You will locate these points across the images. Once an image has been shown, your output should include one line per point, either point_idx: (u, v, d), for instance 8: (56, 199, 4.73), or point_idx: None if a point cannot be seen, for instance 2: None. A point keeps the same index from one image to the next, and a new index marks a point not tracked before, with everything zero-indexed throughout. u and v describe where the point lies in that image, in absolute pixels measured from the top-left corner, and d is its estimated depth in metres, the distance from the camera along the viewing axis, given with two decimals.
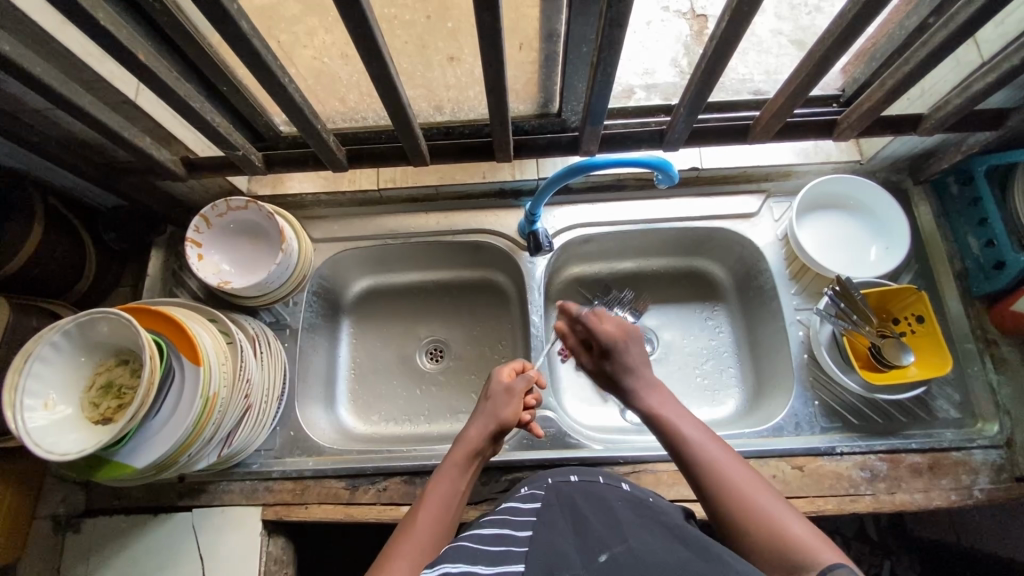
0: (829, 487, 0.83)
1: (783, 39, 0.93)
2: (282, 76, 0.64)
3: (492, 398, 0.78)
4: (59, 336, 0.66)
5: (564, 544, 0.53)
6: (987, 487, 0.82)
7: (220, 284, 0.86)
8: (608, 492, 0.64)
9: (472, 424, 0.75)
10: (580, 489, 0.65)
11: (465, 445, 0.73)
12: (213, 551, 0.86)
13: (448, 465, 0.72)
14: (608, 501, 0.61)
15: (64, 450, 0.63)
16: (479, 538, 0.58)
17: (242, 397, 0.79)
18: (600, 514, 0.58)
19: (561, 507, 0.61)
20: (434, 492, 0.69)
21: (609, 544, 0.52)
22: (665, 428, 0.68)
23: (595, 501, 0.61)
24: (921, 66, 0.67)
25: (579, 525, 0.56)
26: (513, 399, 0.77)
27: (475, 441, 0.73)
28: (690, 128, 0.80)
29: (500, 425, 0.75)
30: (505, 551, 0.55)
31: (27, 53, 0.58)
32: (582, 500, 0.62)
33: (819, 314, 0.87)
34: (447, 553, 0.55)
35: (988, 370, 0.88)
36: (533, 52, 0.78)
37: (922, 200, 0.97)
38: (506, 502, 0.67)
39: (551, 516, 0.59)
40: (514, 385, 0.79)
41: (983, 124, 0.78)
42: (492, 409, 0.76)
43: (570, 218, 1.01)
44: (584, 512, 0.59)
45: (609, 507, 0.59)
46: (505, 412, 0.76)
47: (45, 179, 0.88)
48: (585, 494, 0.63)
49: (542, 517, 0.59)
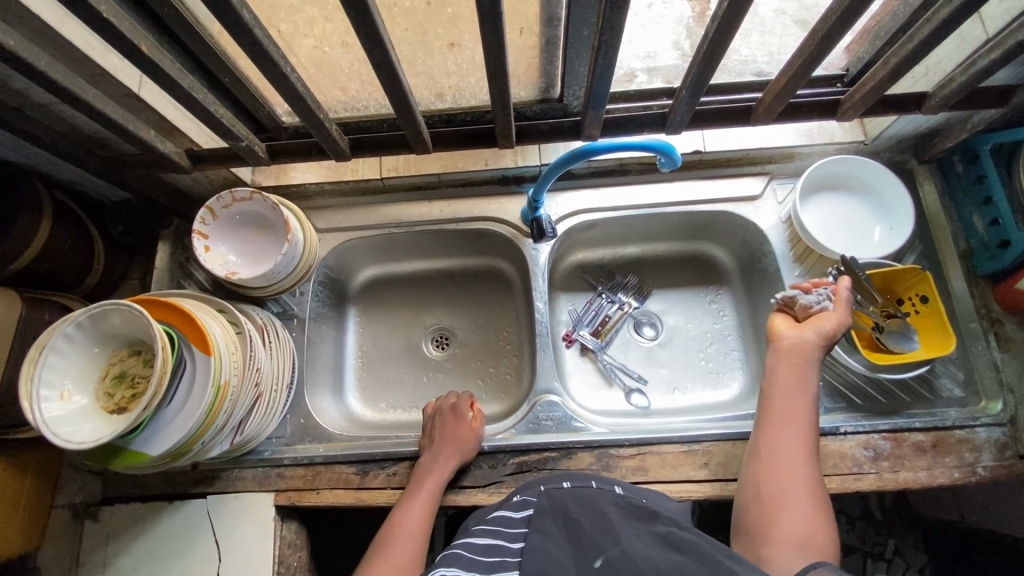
0: (833, 467, 0.84)
1: (787, 19, 0.90)
2: (284, 65, 0.64)
3: (452, 436, 0.87)
4: (71, 327, 0.67)
5: (557, 549, 0.62)
6: (990, 464, 0.83)
7: (227, 275, 0.86)
8: (601, 496, 0.71)
9: (440, 459, 0.85)
10: (571, 494, 0.72)
11: (433, 481, 0.83)
12: (228, 536, 0.88)
13: (428, 485, 0.83)
14: (600, 504, 0.69)
15: (82, 439, 0.64)
16: (471, 546, 0.66)
17: (252, 386, 0.81)
18: (595, 518, 0.65)
19: (554, 512, 0.69)
20: (420, 501, 0.82)
21: (604, 548, 0.59)
22: (772, 400, 0.75)
23: (587, 504, 0.69)
24: (925, 43, 0.66)
25: (574, 531, 0.64)
26: (473, 433, 0.88)
27: (445, 471, 0.84)
28: (692, 111, 0.80)
29: (462, 462, 0.86)
30: (498, 561, 0.62)
31: (31, 47, 0.59)
32: (574, 503, 0.69)
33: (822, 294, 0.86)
34: (443, 560, 0.63)
35: (992, 349, 0.89)
36: (533, 37, 0.77)
37: (926, 178, 0.97)
38: (499, 510, 0.74)
39: (543, 523, 0.67)
40: (467, 424, 0.89)
41: (989, 102, 0.77)
42: (458, 446, 0.86)
43: (574, 204, 1.02)
44: (577, 517, 0.66)
45: (601, 510, 0.67)
46: (468, 449, 0.87)
47: (51, 174, 0.89)
48: (577, 498, 0.70)
49: (534, 525, 0.67)
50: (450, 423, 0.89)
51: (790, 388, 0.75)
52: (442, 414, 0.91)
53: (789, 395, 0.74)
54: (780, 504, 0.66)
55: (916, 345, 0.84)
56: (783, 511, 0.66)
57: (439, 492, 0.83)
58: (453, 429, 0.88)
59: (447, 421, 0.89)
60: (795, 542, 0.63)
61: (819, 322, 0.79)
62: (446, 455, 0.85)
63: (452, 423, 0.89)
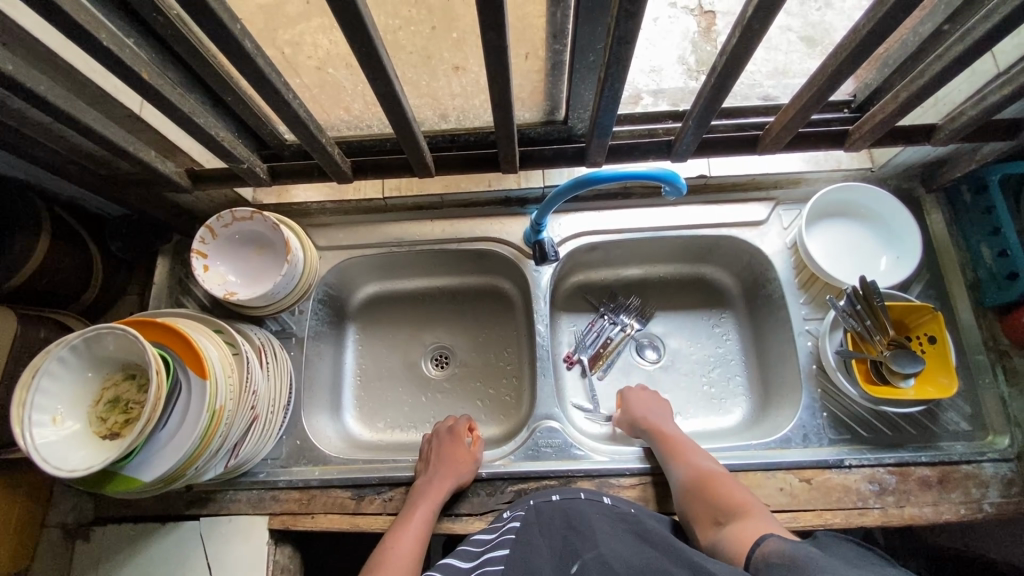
0: (837, 501, 0.82)
1: (793, 36, 0.87)
2: (286, 92, 0.63)
3: (447, 454, 0.86)
4: (65, 350, 0.66)
5: (542, 556, 0.67)
6: (997, 500, 0.81)
7: (226, 295, 0.85)
8: (589, 509, 0.73)
9: (437, 480, 0.83)
10: (560, 507, 0.74)
11: (429, 504, 0.82)
12: (220, 560, 0.86)
13: (423, 509, 0.81)
14: (588, 516, 0.71)
15: (74, 466, 0.63)
16: (449, 568, 0.68)
17: (248, 410, 0.80)
18: (579, 528, 0.70)
19: (540, 524, 0.72)
20: (412, 524, 0.80)
21: (581, 552, 0.66)
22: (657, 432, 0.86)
23: (572, 515, 0.72)
24: (936, 79, 0.65)
25: (558, 541, 0.69)
26: (471, 461, 0.87)
27: (441, 493, 0.82)
28: (697, 141, 0.79)
29: (459, 483, 0.85)
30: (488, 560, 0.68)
31: (31, 72, 0.58)
32: (559, 516, 0.73)
33: (833, 312, 0.85)
34: None
35: (999, 383, 0.87)
36: (539, 62, 0.76)
37: (934, 207, 0.96)
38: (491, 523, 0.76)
39: (529, 535, 0.70)
40: (462, 440, 0.90)
41: (999, 135, 0.76)
42: (456, 466, 0.85)
43: (578, 225, 1.01)
44: (559, 527, 0.71)
45: (585, 519, 0.71)
46: (463, 473, 0.85)
47: (51, 190, 0.88)
48: (562, 511, 0.73)
49: (522, 535, 0.70)
50: (449, 443, 0.89)
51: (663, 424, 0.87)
52: (441, 437, 0.91)
53: (663, 419, 0.89)
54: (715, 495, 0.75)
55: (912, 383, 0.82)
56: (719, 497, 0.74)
57: (433, 517, 0.82)
58: (449, 447, 0.88)
59: (447, 443, 0.89)
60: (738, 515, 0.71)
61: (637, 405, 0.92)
62: (442, 477, 0.83)
63: (449, 443, 0.89)
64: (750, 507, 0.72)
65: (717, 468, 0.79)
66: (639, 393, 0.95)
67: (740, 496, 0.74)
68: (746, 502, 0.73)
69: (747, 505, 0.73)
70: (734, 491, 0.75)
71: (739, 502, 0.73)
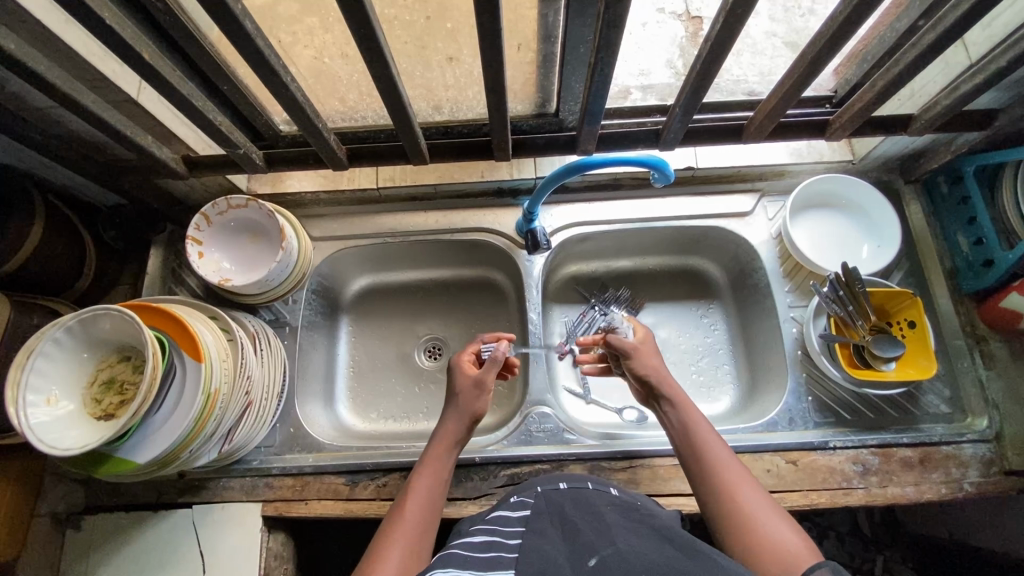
0: (821, 481, 0.84)
1: (777, 41, 0.94)
2: (284, 75, 0.64)
3: (460, 393, 0.80)
4: (60, 331, 0.67)
5: (553, 550, 0.54)
6: (976, 480, 0.84)
7: (221, 281, 0.86)
8: (600, 501, 0.63)
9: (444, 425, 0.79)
10: (570, 497, 0.64)
11: (433, 469, 0.74)
12: (213, 548, 0.86)
13: (431, 458, 0.76)
14: (600, 509, 0.61)
15: (67, 446, 0.63)
16: (469, 544, 0.58)
17: (243, 395, 0.80)
18: (592, 519, 0.59)
19: (550, 514, 0.61)
20: (424, 483, 0.73)
21: (598, 547, 0.53)
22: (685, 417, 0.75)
23: (584, 507, 0.62)
24: (911, 67, 0.68)
25: (570, 531, 0.57)
26: (481, 391, 0.80)
27: (450, 442, 0.77)
28: (684, 129, 0.81)
29: (470, 420, 0.79)
30: (496, 557, 0.54)
31: (32, 52, 0.59)
32: (571, 505, 0.62)
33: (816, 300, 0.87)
34: (438, 561, 0.55)
35: (978, 366, 0.90)
36: (531, 53, 0.79)
37: (912, 198, 0.99)
38: (496, 511, 0.66)
39: (540, 524, 0.59)
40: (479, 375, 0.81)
41: (973, 125, 0.79)
42: (461, 406, 0.79)
43: (569, 217, 1.03)
44: (573, 518, 0.59)
45: (599, 512, 0.60)
46: (469, 408, 0.79)
47: (45, 178, 0.89)
48: (574, 500, 0.63)
49: (531, 525, 0.59)
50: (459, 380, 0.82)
51: (689, 417, 0.75)
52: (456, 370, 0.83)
53: (692, 410, 0.76)
54: (743, 511, 0.64)
55: (892, 366, 0.85)
56: (748, 512, 0.64)
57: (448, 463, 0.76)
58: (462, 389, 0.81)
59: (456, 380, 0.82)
60: (764, 543, 0.60)
61: (637, 353, 0.83)
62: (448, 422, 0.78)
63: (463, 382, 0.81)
64: (796, 557, 0.58)
65: (744, 473, 0.68)
66: (649, 362, 0.82)
67: (779, 535, 0.61)
68: (792, 549, 0.59)
69: (793, 553, 0.59)
70: (778, 534, 0.61)
71: (778, 543, 0.60)
